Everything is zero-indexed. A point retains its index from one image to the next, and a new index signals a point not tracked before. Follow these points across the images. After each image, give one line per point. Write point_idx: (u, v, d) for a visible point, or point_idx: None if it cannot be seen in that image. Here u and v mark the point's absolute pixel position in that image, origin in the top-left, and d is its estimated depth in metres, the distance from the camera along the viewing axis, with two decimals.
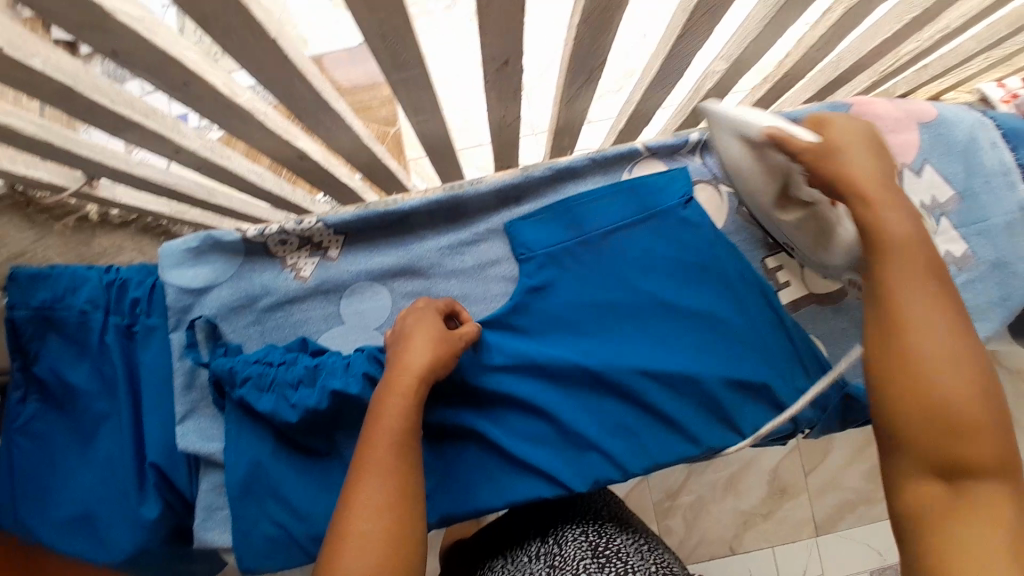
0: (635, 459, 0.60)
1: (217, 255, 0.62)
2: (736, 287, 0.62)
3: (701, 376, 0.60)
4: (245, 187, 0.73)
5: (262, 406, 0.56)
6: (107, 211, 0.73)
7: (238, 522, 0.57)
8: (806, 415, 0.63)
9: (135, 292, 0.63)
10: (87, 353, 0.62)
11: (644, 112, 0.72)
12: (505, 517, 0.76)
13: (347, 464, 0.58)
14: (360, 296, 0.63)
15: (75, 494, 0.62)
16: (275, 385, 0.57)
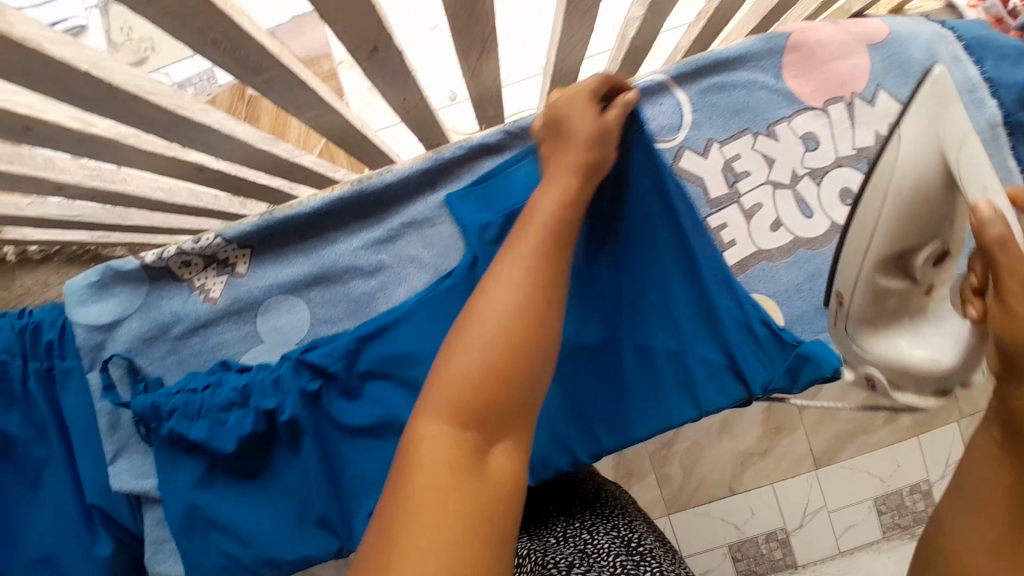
0: (585, 444, 0.57)
1: (122, 285, 0.60)
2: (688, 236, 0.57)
3: (653, 342, 0.56)
4: (162, 205, 0.68)
5: (195, 434, 0.54)
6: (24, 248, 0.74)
7: (186, 554, 0.56)
8: (778, 382, 0.55)
9: (48, 334, 0.61)
10: (11, 401, 0.60)
11: (568, 69, 0.65)
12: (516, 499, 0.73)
13: (289, 483, 0.56)
14: (276, 311, 0.60)
15: (28, 540, 0.59)
16: (204, 411, 0.55)
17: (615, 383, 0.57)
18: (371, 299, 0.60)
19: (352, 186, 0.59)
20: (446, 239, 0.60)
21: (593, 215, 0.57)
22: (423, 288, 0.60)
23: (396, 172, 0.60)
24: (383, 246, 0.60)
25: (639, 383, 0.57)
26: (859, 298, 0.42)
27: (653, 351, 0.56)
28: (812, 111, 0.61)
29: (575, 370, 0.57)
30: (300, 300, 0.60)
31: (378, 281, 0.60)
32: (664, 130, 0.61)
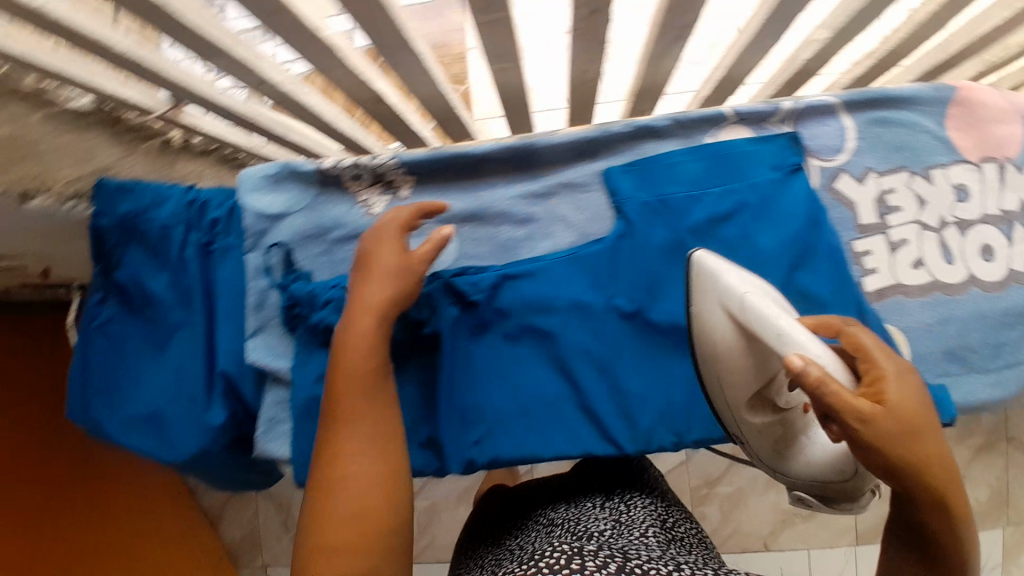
0: (695, 425, 0.59)
1: (294, 183, 0.64)
2: (829, 257, 0.63)
3: None
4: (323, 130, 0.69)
5: (345, 327, 0.59)
6: (188, 136, 0.69)
7: (299, 439, 0.59)
8: None
9: (215, 212, 0.64)
10: (165, 263, 0.64)
11: (734, 78, 0.69)
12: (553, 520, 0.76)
13: (416, 392, 0.61)
14: (427, 236, 0.63)
15: (146, 395, 0.64)
16: None
17: None
18: (519, 244, 0.63)
19: (523, 139, 0.63)
20: (598, 205, 0.63)
21: (750, 215, 0.64)
22: (572, 244, 0.63)
23: (566, 134, 0.63)
24: (538, 201, 0.63)
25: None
26: (754, 417, 0.52)
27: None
28: (968, 165, 0.67)
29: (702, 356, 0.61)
30: (451, 232, 0.63)
31: (527, 231, 0.63)
32: (826, 150, 0.67)
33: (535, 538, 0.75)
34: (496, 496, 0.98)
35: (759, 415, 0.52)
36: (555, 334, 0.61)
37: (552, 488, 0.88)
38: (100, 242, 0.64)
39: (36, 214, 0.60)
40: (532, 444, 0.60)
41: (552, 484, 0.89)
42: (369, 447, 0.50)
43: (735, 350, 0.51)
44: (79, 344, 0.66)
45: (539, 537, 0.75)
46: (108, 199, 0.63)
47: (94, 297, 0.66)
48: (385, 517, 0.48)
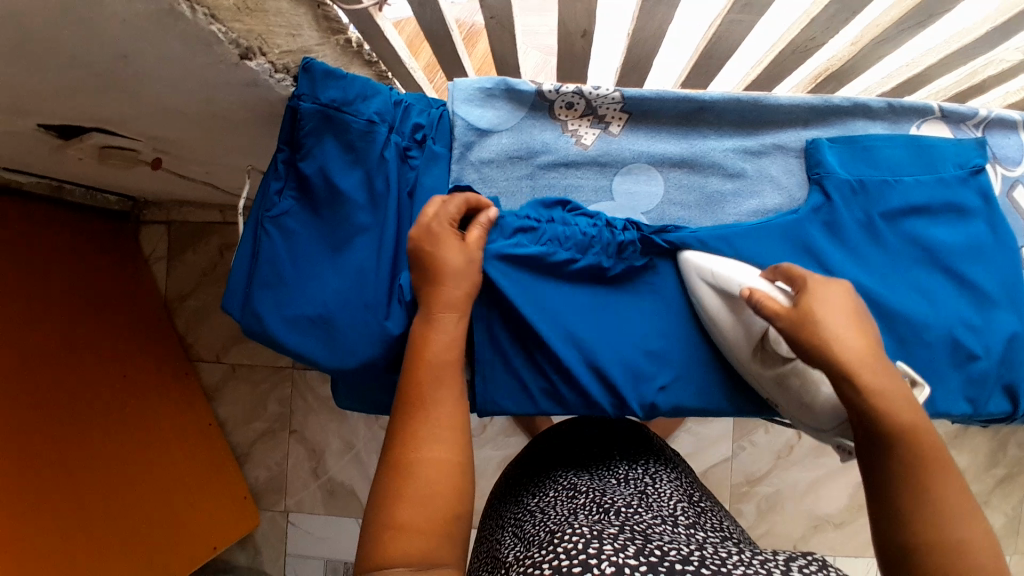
0: None
1: (507, 101, 0.62)
2: (1002, 257, 0.66)
3: (960, 334, 0.63)
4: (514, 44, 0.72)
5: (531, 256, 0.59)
6: (360, 43, 0.69)
7: (482, 359, 0.59)
8: None
9: (418, 118, 0.62)
10: (362, 161, 0.60)
11: None
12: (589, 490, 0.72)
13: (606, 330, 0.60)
14: (635, 177, 0.62)
15: (317, 293, 0.60)
16: (546, 239, 0.59)
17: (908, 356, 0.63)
18: (726, 199, 0.63)
19: (750, 94, 0.63)
20: (802, 170, 0.65)
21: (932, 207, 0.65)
22: (779, 209, 0.63)
23: (788, 98, 0.64)
24: (752, 158, 0.64)
25: (930, 365, 0.63)
26: (763, 384, 0.58)
27: (955, 343, 0.63)
28: None
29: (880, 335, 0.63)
30: (660, 176, 0.63)
31: (735, 186, 0.63)
32: (1009, 160, 0.71)
33: (558, 502, 0.72)
34: (519, 458, 0.94)
35: (763, 375, 0.57)
36: None
37: (576, 455, 0.85)
38: (296, 126, 0.59)
39: (245, 77, 0.55)
40: (715, 397, 0.61)
41: (578, 450, 0.86)
42: (445, 437, 0.49)
43: (721, 316, 0.58)
44: (250, 230, 0.61)
45: (562, 501, 0.72)
46: (316, 82, 0.58)
47: (273, 185, 0.61)
48: (445, 506, 0.47)
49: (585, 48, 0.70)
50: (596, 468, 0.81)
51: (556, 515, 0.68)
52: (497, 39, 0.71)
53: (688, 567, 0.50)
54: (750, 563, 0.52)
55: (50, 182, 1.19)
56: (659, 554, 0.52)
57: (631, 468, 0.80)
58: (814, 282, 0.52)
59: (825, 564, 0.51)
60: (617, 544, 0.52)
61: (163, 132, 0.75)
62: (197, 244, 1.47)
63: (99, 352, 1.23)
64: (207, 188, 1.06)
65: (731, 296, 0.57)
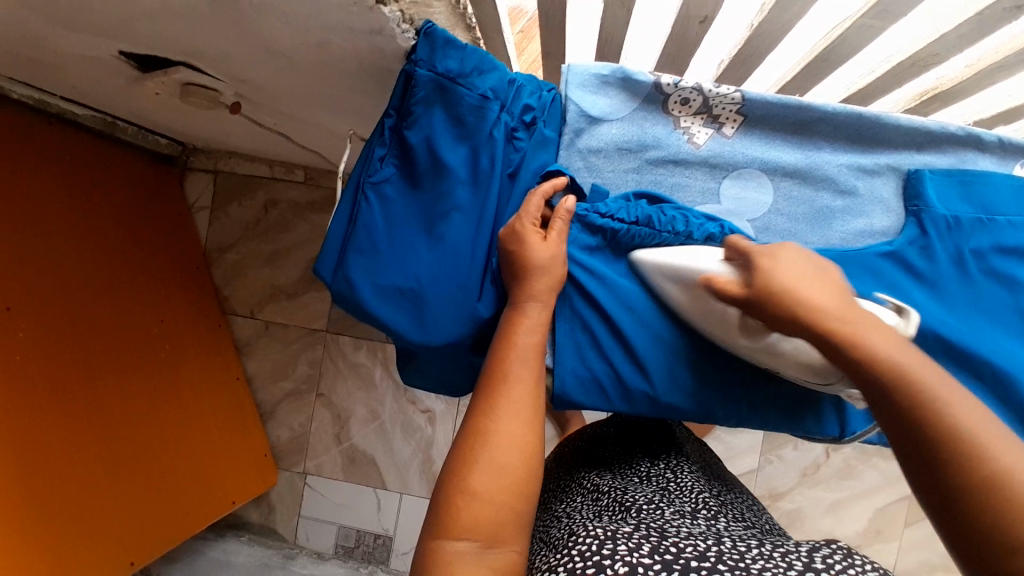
0: None
1: (623, 90, 0.60)
2: None
3: None
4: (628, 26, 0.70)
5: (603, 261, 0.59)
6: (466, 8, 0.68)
7: (561, 351, 0.59)
8: None
9: (529, 100, 0.61)
10: (470, 136, 0.59)
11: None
12: (608, 493, 0.72)
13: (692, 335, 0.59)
14: (744, 182, 0.61)
15: (410, 266, 0.59)
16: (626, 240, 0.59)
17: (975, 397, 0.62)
18: (830, 216, 0.62)
19: (872, 111, 0.61)
20: (900, 200, 0.63)
21: None
22: (886, 231, 0.62)
23: (909, 119, 0.62)
24: (863, 176, 0.62)
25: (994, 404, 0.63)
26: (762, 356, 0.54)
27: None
28: None
29: (953, 368, 0.62)
30: (770, 184, 0.61)
31: (843, 204, 0.62)
32: None
33: (581, 505, 0.72)
34: (552, 460, 0.94)
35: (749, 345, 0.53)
36: None
37: (599, 457, 0.84)
38: (409, 93, 0.58)
39: (372, 24, 0.52)
40: (795, 413, 0.61)
41: (600, 454, 0.85)
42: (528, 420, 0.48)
43: (697, 305, 0.54)
44: (349, 193, 0.60)
45: (585, 505, 0.71)
46: (436, 49, 0.56)
47: (377, 151, 0.60)
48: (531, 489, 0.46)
49: (699, 35, 0.69)
50: (618, 468, 0.80)
51: (579, 517, 0.67)
52: (612, 19, 0.69)
53: (704, 564, 0.49)
54: (770, 556, 0.51)
55: (104, 116, 1.19)
56: (675, 551, 0.51)
57: (653, 466, 0.79)
58: (762, 258, 0.50)
59: (850, 552, 0.50)
60: (631, 544, 0.51)
61: (253, 76, 0.74)
62: (242, 196, 1.46)
63: (138, 291, 1.23)
64: (273, 139, 1.05)
65: (691, 284, 0.54)
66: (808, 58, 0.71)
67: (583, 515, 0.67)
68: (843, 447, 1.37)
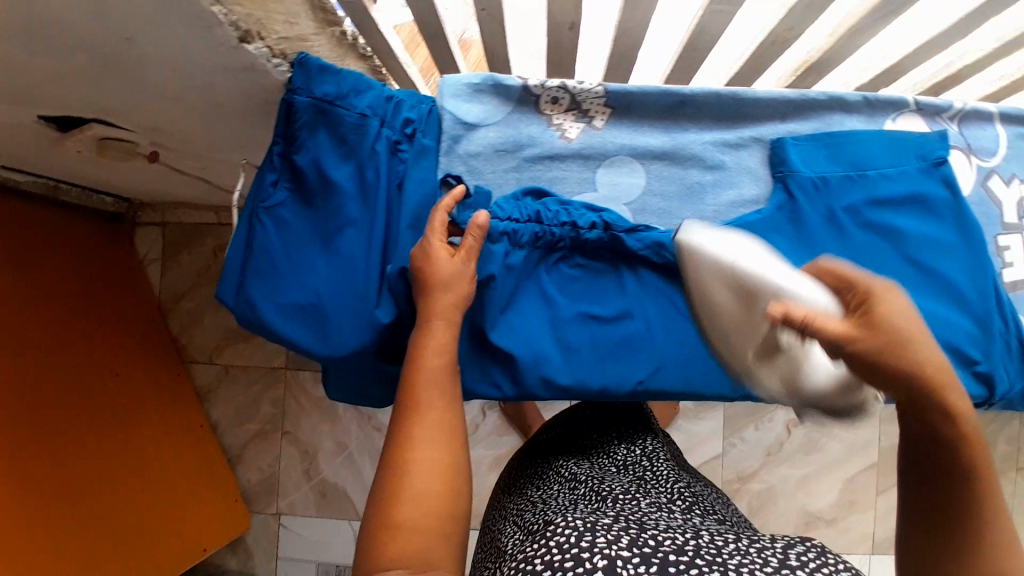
0: None
1: (496, 97, 0.65)
2: (966, 248, 0.68)
3: None
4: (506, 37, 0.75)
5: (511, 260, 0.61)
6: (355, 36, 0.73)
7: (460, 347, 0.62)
8: (1001, 388, 0.68)
9: (409, 113, 0.64)
10: (353, 154, 0.62)
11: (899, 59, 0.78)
12: (585, 486, 0.71)
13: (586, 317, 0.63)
14: (618, 169, 0.65)
15: (310, 282, 0.61)
16: (523, 237, 0.61)
17: None
18: (704, 190, 0.66)
19: (730, 89, 0.66)
20: (765, 171, 0.67)
21: (900, 199, 0.68)
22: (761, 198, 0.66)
23: (766, 92, 0.66)
24: (730, 150, 0.66)
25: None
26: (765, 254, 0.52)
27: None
28: None
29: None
30: (641, 168, 0.65)
31: (714, 178, 0.66)
32: (983, 151, 0.74)
33: (558, 492, 0.72)
34: (527, 444, 0.92)
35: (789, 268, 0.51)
36: None
37: (576, 442, 0.83)
38: (291, 120, 0.61)
39: (242, 62, 0.57)
40: (698, 380, 0.64)
41: (576, 438, 0.84)
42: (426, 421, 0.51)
43: (743, 311, 0.50)
44: (246, 219, 0.63)
45: (561, 492, 0.71)
46: (310, 76, 0.60)
47: (269, 177, 0.63)
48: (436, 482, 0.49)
49: (573, 41, 0.74)
50: (593, 454, 0.80)
51: (555, 506, 0.67)
52: (490, 33, 0.74)
53: (683, 558, 0.50)
54: (747, 553, 0.51)
55: (46, 181, 1.20)
56: (654, 546, 0.52)
57: (631, 451, 0.79)
58: (882, 289, 0.45)
59: (824, 552, 0.50)
60: (609, 537, 0.52)
61: (162, 124, 0.77)
62: (192, 245, 1.49)
63: (92, 348, 1.24)
64: (205, 185, 1.08)
65: (750, 292, 0.49)
66: (679, 49, 0.77)
67: (556, 507, 0.67)
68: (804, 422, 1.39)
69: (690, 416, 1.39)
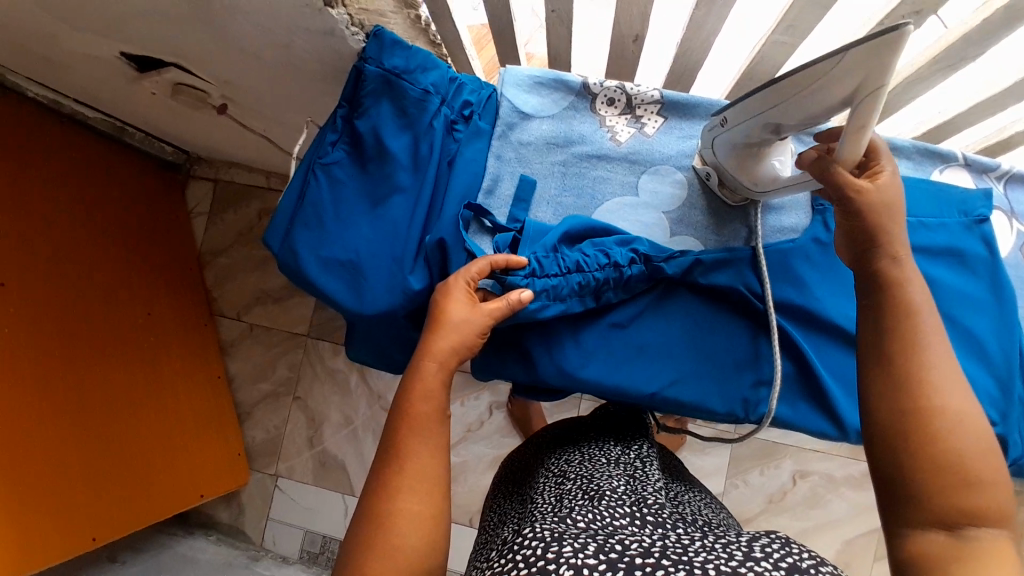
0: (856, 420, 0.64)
1: (554, 92, 0.68)
2: (999, 308, 0.67)
3: None
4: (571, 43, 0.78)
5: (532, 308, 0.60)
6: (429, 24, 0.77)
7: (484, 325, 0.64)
8: (1016, 454, 0.66)
9: (468, 96, 0.68)
10: (412, 126, 0.65)
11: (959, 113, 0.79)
12: (570, 480, 0.65)
13: (608, 324, 0.64)
14: (661, 177, 0.67)
15: (351, 239, 0.64)
16: (552, 291, 0.61)
17: None
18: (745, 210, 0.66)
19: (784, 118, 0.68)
20: (805, 204, 0.68)
21: (938, 249, 0.68)
22: (802, 226, 0.67)
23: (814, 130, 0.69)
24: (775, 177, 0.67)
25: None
26: (789, 115, 0.54)
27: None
28: None
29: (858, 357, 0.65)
30: (684, 181, 0.67)
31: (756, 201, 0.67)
32: None
33: (545, 490, 0.66)
34: (531, 439, 0.86)
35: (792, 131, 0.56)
36: (748, 304, 0.64)
37: (572, 438, 0.77)
38: (359, 86, 0.65)
39: (323, 25, 0.60)
40: (712, 397, 0.64)
41: (573, 435, 0.78)
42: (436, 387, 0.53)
43: (815, 92, 0.51)
44: (302, 173, 0.67)
45: (547, 489, 0.65)
46: (382, 47, 0.63)
47: (330, 137, 0.67)
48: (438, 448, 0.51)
49: (635, 54, 0.77)
50: (586, 449, 0.73)
51: (538, 506, 0.62)
52: (557, 38, 0.77)
53: (648, 562, 0.46)
54: (713, 549, 0.48)
55: (113, 121, 1.29)
56: (620, 550, 0.47)
57: (624, 452, 0.71)
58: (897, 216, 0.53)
59: (789, 541, 0.47)
60: (577, 544, 0.48)
61: (235, 77, 0.81)
62: (238, 204, 1.55)
63: (130, 283, 1.29)
64: (263, 146, 1.13)
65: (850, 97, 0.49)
66: (736, 77, 0.80)
67: (532, 508, 0.63)
68: (811, 474, 1.36)
69: (695, 448, 1.38)
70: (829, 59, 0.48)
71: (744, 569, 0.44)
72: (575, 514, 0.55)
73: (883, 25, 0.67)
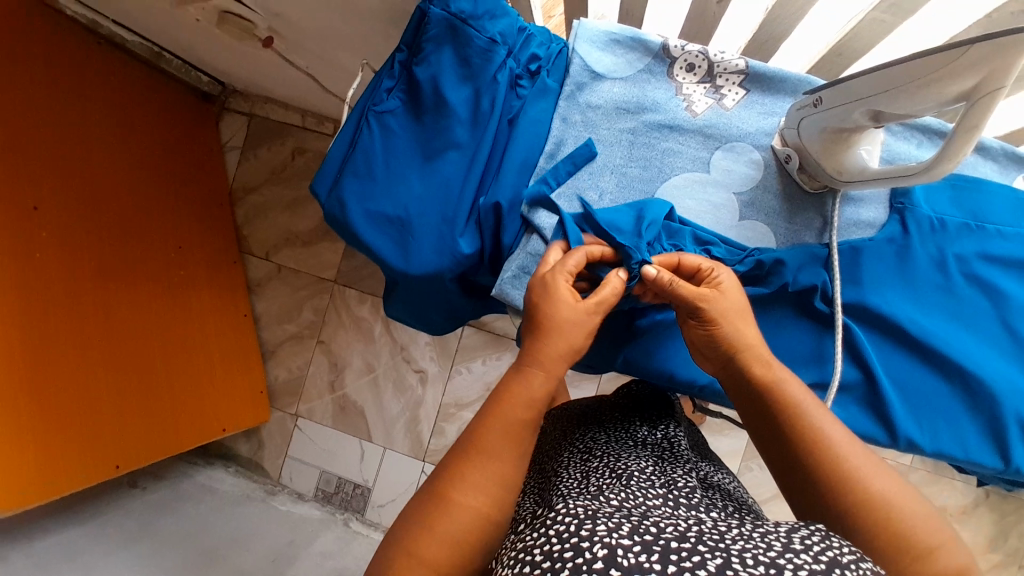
0: (906, 425, 0.61)
1: (630, 53, 0.63)
2: None
3: (1003, 392, 0.60)
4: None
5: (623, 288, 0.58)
6: None
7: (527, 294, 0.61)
8: None
9: (536, 50, 0.64)
10: (474, 77, 0.61)
11: None
12: (597, 459, 0.62)
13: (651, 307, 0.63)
14: (736, 155, 0.62)
15: (400, 195, 0.61)
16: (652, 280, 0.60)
17: (935, 395, 0.62)
18: (824, 198, 0.62)
19: None
20: (886, 198, 0.64)
21: (1012, 260, 0.62)
22: (881, 223, 0.63)
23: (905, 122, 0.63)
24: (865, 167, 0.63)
25: (958, 406, 0.62)
26: (895, 104, 0.49)
27: (997, 398, 0.60)
28: None
29: (914, 359, 0.62)
30: (761, 161, 0.62)
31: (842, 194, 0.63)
32: None
33: (569, 466, 0.63)
34: (554, 415, 0.82)
35: (891, 119, 0.51)
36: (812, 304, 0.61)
37: (597, 418, 0.75)
38: (421, 28, 0.60)
39: None
40: None
41: (598, 415, 0.76)
42: None
43: (926, 85, 0.46)
44: (354, 120, 0.63)
45: (572, 466, 0.62)
46: None
47: (386, 83, 0.63)
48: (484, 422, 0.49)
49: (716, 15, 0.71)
50: (613, 430, 0.70)
51: (563, 483, 0.58)
52: None
53: (685, 544, 0.40)
54: (749, 535, 0.41)
55: (151, 46, 1.24)
56: (655, 531, 0.41)
57: (651, 432, 0.69)
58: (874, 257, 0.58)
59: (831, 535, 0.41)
60: (611, 523, 0.41)
61: (286, 10, 0.77)
62: (273, 141, 1.51)
63: (163, 215, 1.28)
64: (306, 85, 1.09)
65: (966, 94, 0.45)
66: (823, 50, 0.74)
67: (557, 484, 0.59)
68: None
69: (712, 428, 1.37)
70: (950, 51, 0.44)
71: (783, 562, 0.38)
72: (605, 495, 0.50)
73: (990, 17, 0.61)
